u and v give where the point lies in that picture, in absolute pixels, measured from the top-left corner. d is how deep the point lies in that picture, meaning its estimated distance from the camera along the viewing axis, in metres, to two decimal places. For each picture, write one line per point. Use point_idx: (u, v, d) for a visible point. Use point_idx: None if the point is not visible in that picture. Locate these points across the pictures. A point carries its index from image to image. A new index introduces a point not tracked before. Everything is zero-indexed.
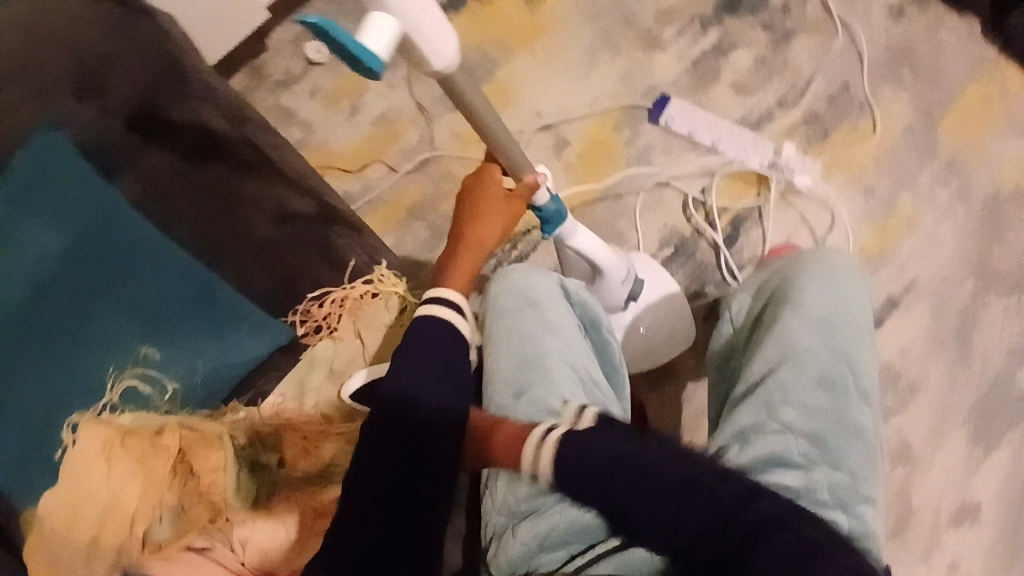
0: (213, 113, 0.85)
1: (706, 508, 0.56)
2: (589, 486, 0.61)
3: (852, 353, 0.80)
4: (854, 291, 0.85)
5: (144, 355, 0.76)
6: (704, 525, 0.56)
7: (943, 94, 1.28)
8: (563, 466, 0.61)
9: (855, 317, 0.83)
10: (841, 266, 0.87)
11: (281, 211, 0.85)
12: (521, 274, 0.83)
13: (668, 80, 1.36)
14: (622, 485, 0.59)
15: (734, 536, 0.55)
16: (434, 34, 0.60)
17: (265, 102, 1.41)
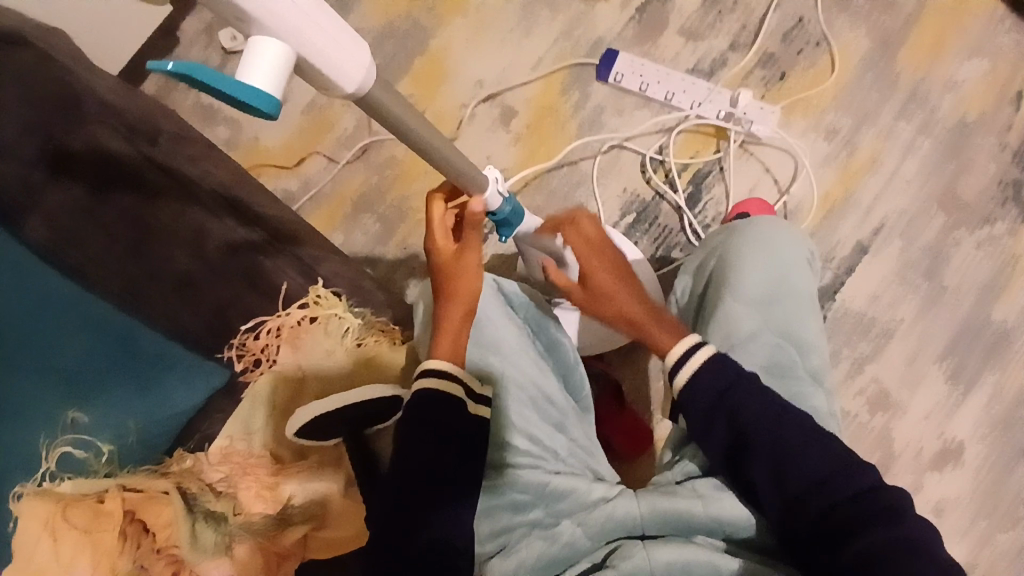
0: (112, 136, 0.75)
1: (851, 475, 0.62)
2: (720, 411, 0.68)
3: (796, 331, 0.78)
4: (793, 262, 0.83)
5: (71, 421, 0.69)
6: (833, 479, 0.62)
7: (901, 18, 1.21)
8: (744, 391, 0.67)
9: (798, 290, 0.81)
10: (777, 236, 0.84)
11: (202, 237, 0.77)
12: None
13: (613, 32, 1.26)
14: (761, 415, 0.66)
15: (841, 494, 0.61)
16: (340, 57, 0.53)
17: (185, 102, 1.30)
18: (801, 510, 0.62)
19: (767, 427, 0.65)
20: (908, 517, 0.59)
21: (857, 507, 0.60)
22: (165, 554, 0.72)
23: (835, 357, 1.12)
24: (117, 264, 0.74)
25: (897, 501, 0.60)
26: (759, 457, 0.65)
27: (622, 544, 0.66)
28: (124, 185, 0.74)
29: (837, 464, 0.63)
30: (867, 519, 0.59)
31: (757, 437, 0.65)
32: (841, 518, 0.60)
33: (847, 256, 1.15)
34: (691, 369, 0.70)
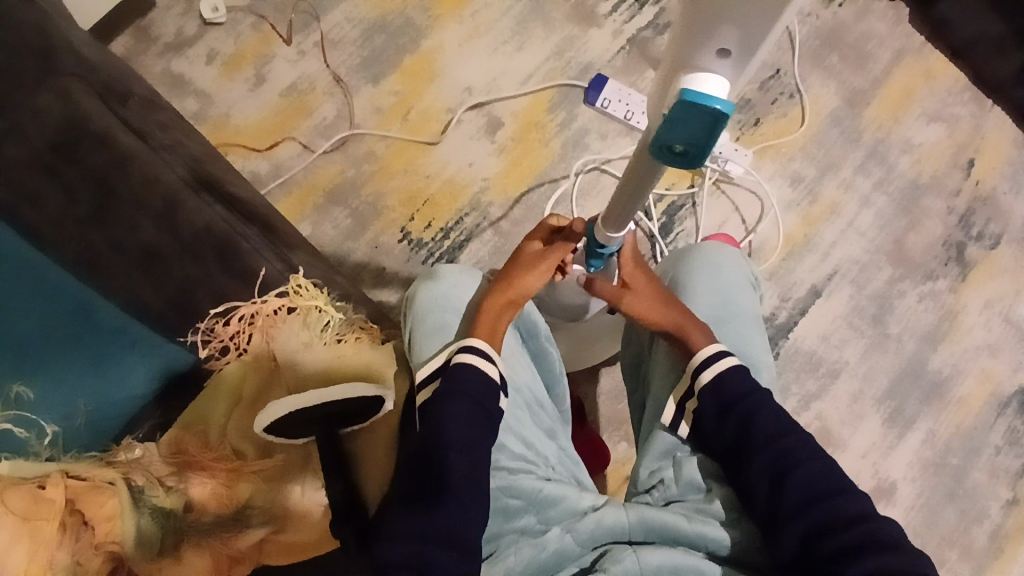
0: (88, 91, 0.72)
1: (850, 498, 0.59)
2: (731, 412, 0.67)
3: (745, 350, 0.79)
4: (735, 281, 0.84)
5: (14, 397, 0.62)
6: (834, 498, 0.60)
7: (867, 82, 1.30)
8: (751, 399, 0.68)
9: (744, 309, 0.82)
10: (720, 256, 0.85)
11: (174, 210, 0.73)
12: (446, 279, 0.81)
13: (603, 58, 1.30)
14: (771, 426, 0.65)
15: (840, 513, 0.59)
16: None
17: (153, 67, 1.24)
18: (793, 524, 0.60)
19: (775, 437, 0.64)
20: (903, 545, 0.56)
21: (854, 527, 0.57)
22: (104, 550, 0.63)
23: (785, 393, 1.18)
24: (81, 230, 0.71)
25: (895, 534, 0.57)
26: (759, 465, 0.64)
27: (609, 548, 0.65)
28: (96, 145, 0.71)
29: (838, 485, 0.60)
30: (862, 547, 0.56)
31: (760, 444, 0.64)
32: (835, 539, 0.57)
33: (802, 297, 1.21)
34: (718, 367, 0.70)
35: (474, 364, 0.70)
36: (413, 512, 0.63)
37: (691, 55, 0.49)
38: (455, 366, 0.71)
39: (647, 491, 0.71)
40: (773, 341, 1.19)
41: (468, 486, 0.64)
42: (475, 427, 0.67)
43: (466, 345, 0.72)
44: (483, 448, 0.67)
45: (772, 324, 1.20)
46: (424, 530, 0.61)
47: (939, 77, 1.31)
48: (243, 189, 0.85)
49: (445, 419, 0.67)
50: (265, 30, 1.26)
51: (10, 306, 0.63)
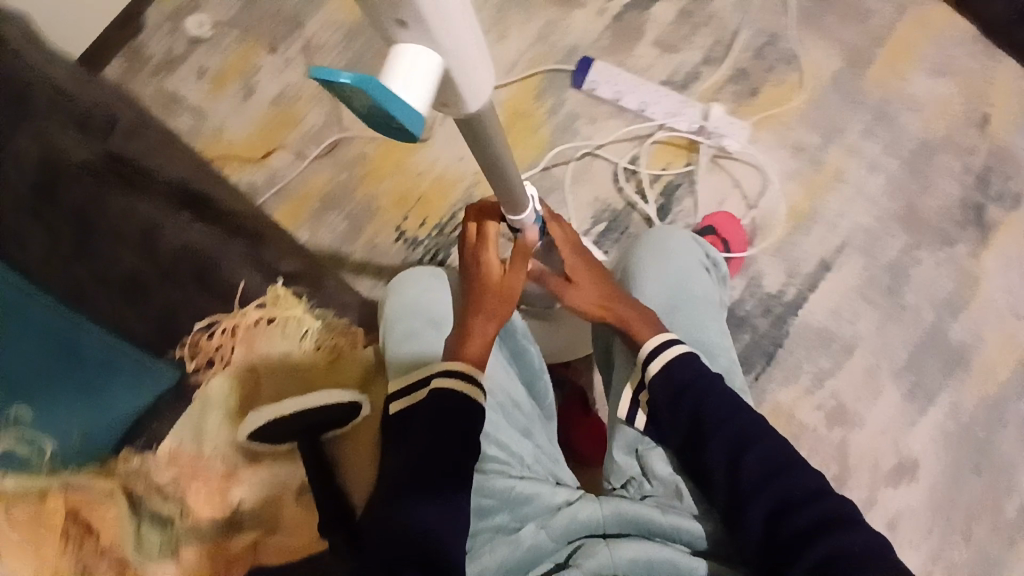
0: (65, 131, 0.78)
1: (803, 474, 0.63)
2: (686, 397, 0.69)
3: (700, 336, 0.81)
4: (686, 268, 0.86)
5: (14, 415, 0.66)
6: (788, 476, 0.63)
7: (868, 41, 1.24)
8: (704, 385, 0.69)
9: (697, 295, 0.85)
10: (668, 245, 0.88)
11: (151, 237, 0.77)
12: (416, 289, 0.85)
13: (589, 40, 1.28)
14: (724, 409, 0.67)
15: (796, 491, 0.62)
16: (477, 77, 0.50)
17: (147, 88, 1.27)
18: (754, 504, 0.62)
19: (728, 418, 0.67)
20: (853, 515, 0.60)
21: (811, 506, 0.60)
22: (109, 556, 0.66)
23: (797, 371, 1.14)
24: (65, 266, 0.73)
25: (846, 506, 0.60)
26: (715, 449, 0.66)
27: (584, 543, 0.67)
28: (75, 182, 0.75)
29: (790, 463, 0.64)
30: (821, 525, 0.59)
31: (716, 428, 0.66)
32: (796, 519, 0.60)
33: (811, 272, 1.17)
34: (667, 357, 0.71)
35: (451, 386, 0.71)
36: (389, 512, 0.66)
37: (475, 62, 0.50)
38: (433, 390, 0.71)
39: (624, 487, 0.75)
40: (782, 319, 1.16)
41: (441, 488, 0.66)
42: (444, 432, 0.69)
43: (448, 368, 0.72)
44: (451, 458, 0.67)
45: (780, 301, 1.16)
46: (398, 536, 0.63)
47: (947, 27, 1.24)
48: (225, 205, 0.87)
49: (418, 423, 0.70)
50: (251, 41, 1.28)
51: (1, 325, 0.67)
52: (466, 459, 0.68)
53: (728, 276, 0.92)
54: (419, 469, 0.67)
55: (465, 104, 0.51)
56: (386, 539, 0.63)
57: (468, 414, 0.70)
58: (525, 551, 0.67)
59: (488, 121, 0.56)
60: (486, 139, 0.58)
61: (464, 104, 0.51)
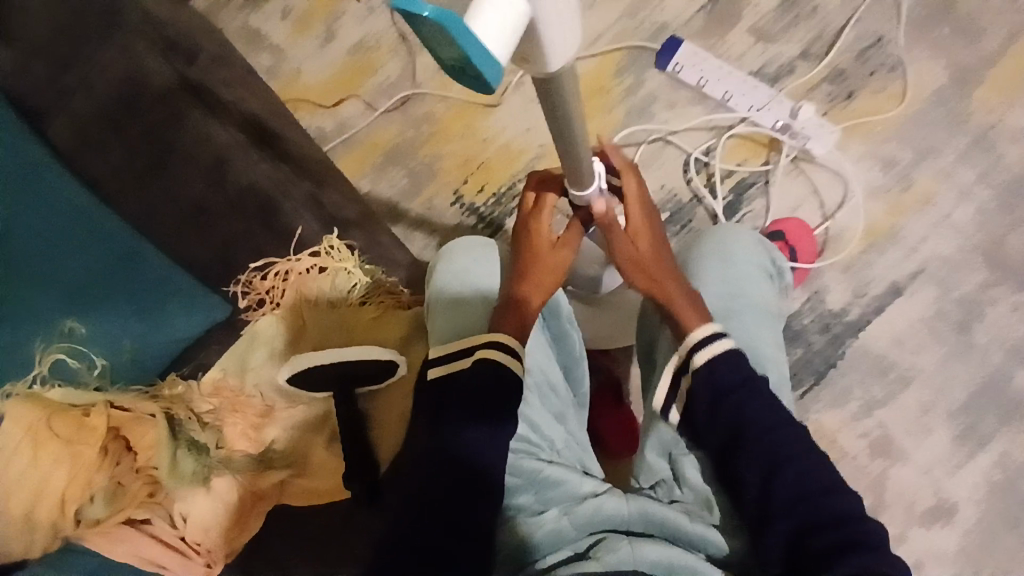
0: (150, 52, 0.79)
1: (839, 496, 0.59)
2: (725, 402, 0.65)
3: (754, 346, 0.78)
4: (748, 272, 0.82)
5: (69, 329, 0.70)
6: (822, 496, 0.59)
7: (982, 59, 1.16)
8: (745, 390, 0.65)
9: (756, 302, 0.80)
10: (732, 245, 0.84)
11: (222, 166, 0.77)
12: (466, 254, 0.83)
13: (681, 20, 1.21)
14: (765, 417, 0.64)
15: (829, 513, 0.58)
16: (562, 35, 0.45)
17: (233, 22, 1.29)
18: (781, 520, 0.59)
19: (767, 429, 0.63)
20: (890, 546, 0.56)
21: (843, 530, 0.56)
22: (143, 475, 0.69)
23: (845, 394, 1.10)
24: (138, 180, 0.77)
25: (880, 537, 0.56)
26: (749, 457, 0.62)
27: (607, 536, 0.66)
28: (155, 101, 0.77)
29: (827, 483, 0.60)
30: (852, 552, 0.55)
31: (753, 435, 0.63)
32: (826, 543, 0.56)
33: (879, 295, 1.12)
34: (712, 351, 0.67)
35: (504, 361, 0.69)
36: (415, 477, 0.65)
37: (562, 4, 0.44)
38: (472, 364, 0.69)
39: (649, 488, 0.74)
40: (839, 340, 1.11)
41: (472, 462, 0.65)
42: (479, 409, 0.67)
43: (490, 341, 0.70)
44: (481, 433, 0.66)
45: (840, 321, 1.12)
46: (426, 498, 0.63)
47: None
48: (293, 148, 0.88)
49: (456, 393, 0.68)
50: None
51: (75, 238, 0.72)
52: (498, 439, 0.66)
53: (790, 286, 0.88)
54: (448, 439, 0.66)
55: (546, 59, 0.46)
56: (412, 508, 0.63)
57: (505, 388, 0.68)
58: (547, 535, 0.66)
59: (566, 85, 0.51)
60: (561, 108, 0.54)
61: (543, 62, 0.47)
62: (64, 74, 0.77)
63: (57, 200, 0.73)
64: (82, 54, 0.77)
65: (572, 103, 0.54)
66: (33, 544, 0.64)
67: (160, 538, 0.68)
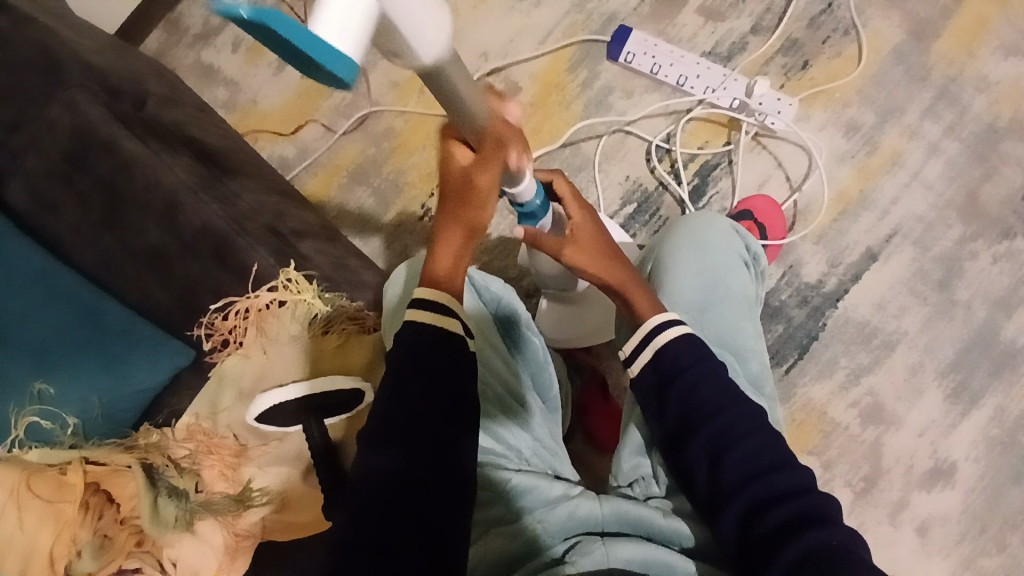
0: (92, 102, 0.77)
1: (788, 473, 0.60)
2: (673, 388, 0.66)
3: (733, 339, 0.77)
4: (721, 264, 0.81)
5: (39, 392, 0.72)
6: (773, 473, 0.60)
7: (937, 11, 1.15)
8: (692, 374, 0.66)
9: (730, 293, 0.79)
10: (704, 237, 0.82)
11: (173, 210, 0.77)
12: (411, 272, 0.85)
13: (628, 8, 1.20)
14: (714, 401, 0.64)
15: (776, 490, 0.59)
16: (427, 26, 0.43)
17: (185, 59, 1.29)
18: (731, 505, 0.60)
19: (714, 412, 0.64)
20: (838, 521, 0.57)
21: (791, 503, 0.58)
22: (128, 526, 0.68)
23: (832, 365, 1.10)
24: (94, 233, 0.78)
25: (828, 507, 0.58)
26: (697, 446, 0.64)
27: (579, 541, 0.66)
28: (100, 154, 0.76)
29: (778, 460, 0.61)
30: (799, 526, 0.56)
31: (703, 422, 0.64)
32: (774, 518, 0.57)
33: (855, 262, 1.11)
34: (668, 336, 0.67)
35: (428, 320, 0.59)
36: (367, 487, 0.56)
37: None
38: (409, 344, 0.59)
39: (627, 485, 0.73)
40: (819, 311, 1.11)
41: (430, 441, 0.57)
42: (435, 391, 0.58)
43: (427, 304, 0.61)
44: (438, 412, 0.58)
45: (818, 293, 1.11)
46: (377, 491, 0.55)
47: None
48: (247, 199, 0.84)
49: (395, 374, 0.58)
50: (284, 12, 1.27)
51: (40, 295, 0.76)
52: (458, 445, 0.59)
53: (766, 269, 0.87)
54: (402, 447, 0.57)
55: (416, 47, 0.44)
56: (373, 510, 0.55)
57: (452, 351, 0.59)
58: (522, 544, 0.67)
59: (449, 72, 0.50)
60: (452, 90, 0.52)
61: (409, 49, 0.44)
62: (14, 134, 0.77)
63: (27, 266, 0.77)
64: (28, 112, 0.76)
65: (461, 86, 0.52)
66: None
67: None
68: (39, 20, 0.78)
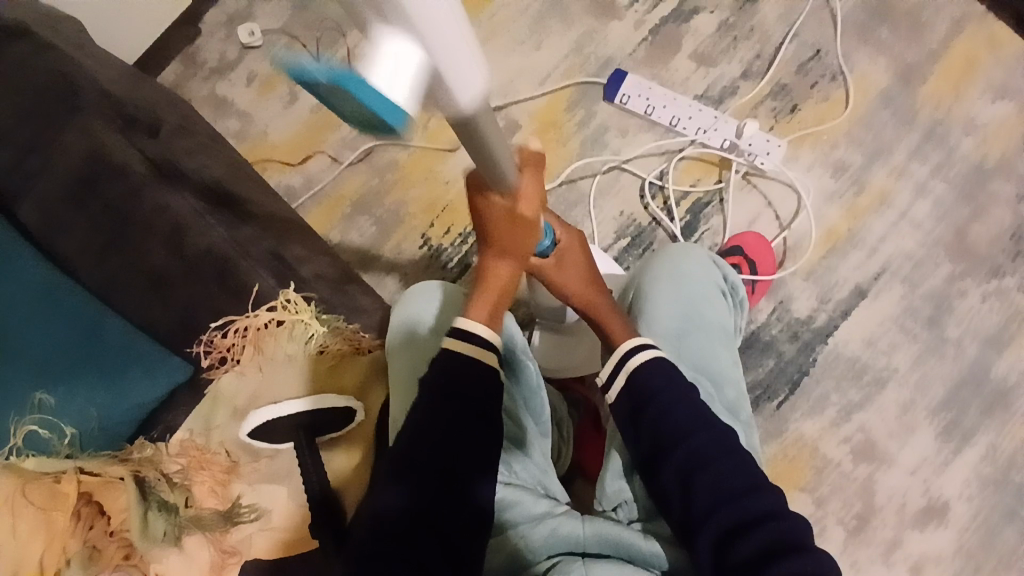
0: (108, 128, 0.82)
1: (761, 497, 0.61)
2: (649, 409, 0.68)
3: (710, 365, 0.79)
4: (700, 292, 0.83)
5: (38, 401, 0.73)
6: (745, 497, 0.61)
7: (923, 56, 1.20)
8: (668, 396, 0.68)
9: (707, 321, 0.82)
10: (683, 267, 0.84)
11: (179, 234, 0.81)
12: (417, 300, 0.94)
13: (624, 52, 1.26)
14: (690, 423, 0.66)
15: (748, 513, 0.60)
16: (471, 80, 0.42)
17: (200, 91, 1.35)
18: (704, 528, 0.61)
19: (689, 434, 0.65)
20: (811, 546, 0.58)
21: (763, 527, 0.59)
22: (117, 538, 0.69)
23: (823, 402, 1.10)
24: (102, 252, 0.81)
25: (801, 532, 0.59)
26: (671, 468, 0.65)
27: (560, 560, 0.66)
28: (109, 177, 0.80)
29: (751, 483, 0.62)
30: (771, 550, 0.57)
31: (676, 444, 0.65)
32: (747, 542, 0.58)
33: (845, 299, 1.13)
34: (644, 357, 0.70)
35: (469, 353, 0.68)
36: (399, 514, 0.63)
37: (459, 48, 0.40)
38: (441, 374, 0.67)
39: (613, 510, 0.73)
40: (810, 347, 1.12)
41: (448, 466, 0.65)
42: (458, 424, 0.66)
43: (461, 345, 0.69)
44: (475, 431, 0.67)
45: (808, 328, 1.13)
46: (412, 500, 0.63)
47: (1008, 43, 1.20)
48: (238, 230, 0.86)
49: (433, 396, 0.66)
50: (297, 49, 1.34)
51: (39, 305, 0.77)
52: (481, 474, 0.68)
53: (745, 300, 0.89)
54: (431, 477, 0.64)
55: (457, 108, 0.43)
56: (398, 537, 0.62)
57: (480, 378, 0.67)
58: (505, 557, 0.68)
59: (488, 128, 0.48)
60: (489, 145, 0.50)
61: (453, 107, 0.43)
62: (26, 157, 0.81)
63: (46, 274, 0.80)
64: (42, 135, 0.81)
65: (495, 141, 0.50)
66: None
67: None
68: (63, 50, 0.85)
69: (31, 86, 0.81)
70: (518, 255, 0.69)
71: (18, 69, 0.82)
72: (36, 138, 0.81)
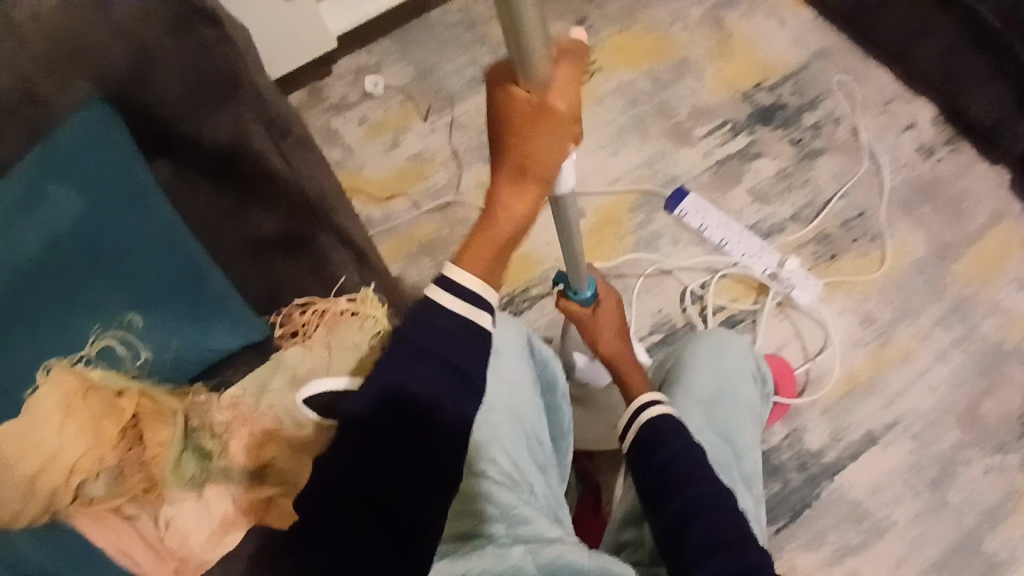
0: (257, 125, 0.89)
1: (749, 549, 0.67)
2: (658, 452, 0.74)
3: (734, 437, 0.86)
4: (736, 372, 0.91)
5: (129, 321, 0.79)
6: (735, 547, 0.67)
7: (958, 238, 1.32)
8: (676, 446, 0.74)
9: (739, 398, 0.89)
10: (726, 346, 0.92)
11: (291, 224, 0.92)
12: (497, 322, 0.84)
13: (691, 174, 1.41)
14: (693, 471, 0.72)
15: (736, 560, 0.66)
16: None
17: (316, 120, 1.53)
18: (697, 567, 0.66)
19: (690, 483, 0.71)
20: None
21: None
22: (145, 469, 0.78)
23: (820, 537, 1.13)
24: (223, 219, 0.92)
25: None
26: (670, 508, 0.70)
27: None
28: (251, 164, 0.89)
29: (741, 536, 0.68)
30: None
31: (678, 488, 0.71)
32: None
33: (856, 442, 1.19)
34: (661, 410, 0.78)
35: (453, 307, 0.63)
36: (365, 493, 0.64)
37: None
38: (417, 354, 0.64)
39: None
40: (815, 480, 1.16)
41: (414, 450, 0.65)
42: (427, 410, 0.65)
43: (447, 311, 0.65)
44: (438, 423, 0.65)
45: (817, 462, 1.17)
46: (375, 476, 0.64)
47: None
48: (320, 240, 0.93)
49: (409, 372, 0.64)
50: (409, 107, 1.52)
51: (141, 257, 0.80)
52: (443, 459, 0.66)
53: (772, 392, 0.97)
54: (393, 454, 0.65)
55: None
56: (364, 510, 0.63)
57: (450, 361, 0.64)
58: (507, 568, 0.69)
59: None
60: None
61: None
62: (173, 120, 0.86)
63: (94, 195, 0.78)
64: (186, 104, 0.86)
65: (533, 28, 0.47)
66: (34, 503, 0.73)
67: (140, 534, 0.76)
68: (227, 32, 0.87)
69: (193, 58, 0.84)
70: (536, 177, 0.57)
71: (181, 43, 0.84)
72: (189, 108, 0.86)
